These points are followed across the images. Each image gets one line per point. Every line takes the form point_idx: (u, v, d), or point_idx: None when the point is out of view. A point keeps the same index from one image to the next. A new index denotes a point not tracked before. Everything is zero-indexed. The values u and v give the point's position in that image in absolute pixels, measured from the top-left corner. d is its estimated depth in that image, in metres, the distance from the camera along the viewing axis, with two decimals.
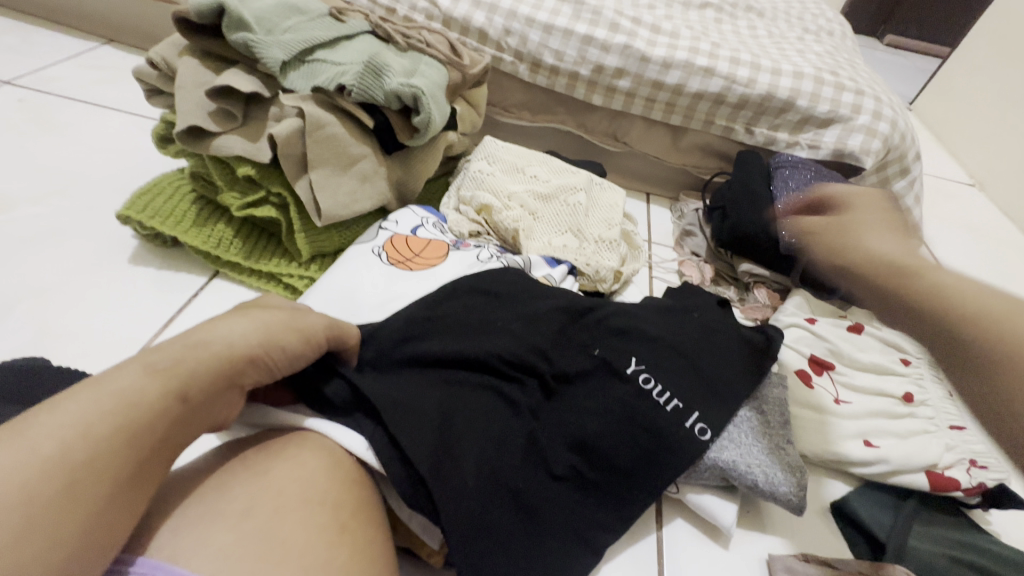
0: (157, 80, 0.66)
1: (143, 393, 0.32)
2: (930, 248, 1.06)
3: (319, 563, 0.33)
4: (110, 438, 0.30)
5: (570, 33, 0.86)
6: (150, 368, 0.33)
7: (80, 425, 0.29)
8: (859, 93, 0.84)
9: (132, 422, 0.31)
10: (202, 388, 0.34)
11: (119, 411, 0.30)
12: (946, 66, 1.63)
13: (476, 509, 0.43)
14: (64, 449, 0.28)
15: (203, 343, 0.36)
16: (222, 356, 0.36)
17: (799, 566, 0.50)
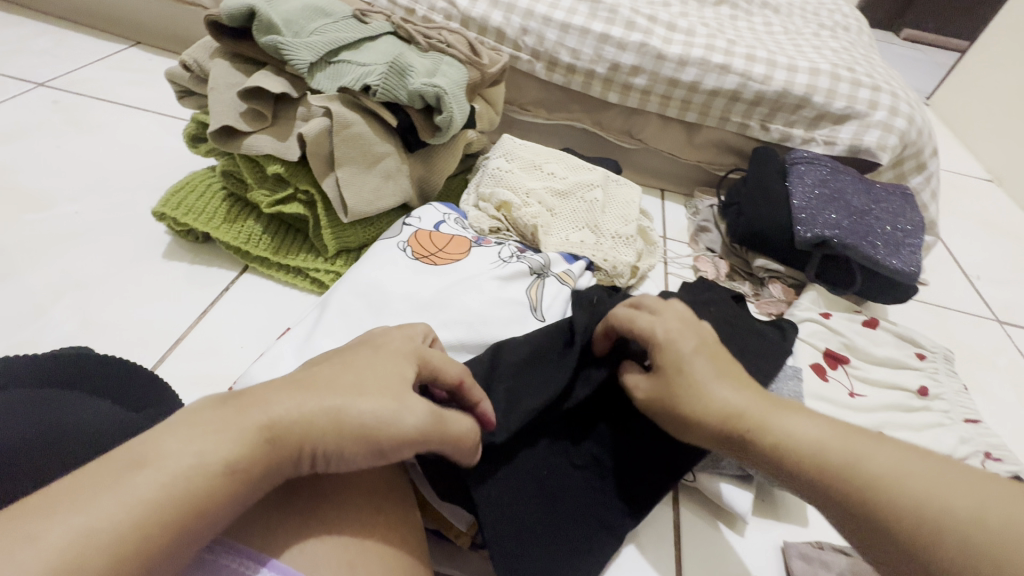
0: (189, 82, 0.68)
1: (215, 486, 0.29)
2: (945, 243, 1.06)
3: (356, 535, 0.36)
4: (178, 529, 0.27)
5: (586, 32, 0.87)
6: (231, 453, 0.29)
7: (176, 482, 0.28)
8: (875, 89, 0.84)
9: (205, 502, 0.28)
10: (272, 486, 0.31)
11: (186, 506, 0.28)
12: (963, 60, 1.61)
13: (504, 496, 0.45)
14: (158, 501, 0.27)
15: (288, 438, 0.31)
16: (308, 450, 0.31)
17: (813, 553, 0.51)
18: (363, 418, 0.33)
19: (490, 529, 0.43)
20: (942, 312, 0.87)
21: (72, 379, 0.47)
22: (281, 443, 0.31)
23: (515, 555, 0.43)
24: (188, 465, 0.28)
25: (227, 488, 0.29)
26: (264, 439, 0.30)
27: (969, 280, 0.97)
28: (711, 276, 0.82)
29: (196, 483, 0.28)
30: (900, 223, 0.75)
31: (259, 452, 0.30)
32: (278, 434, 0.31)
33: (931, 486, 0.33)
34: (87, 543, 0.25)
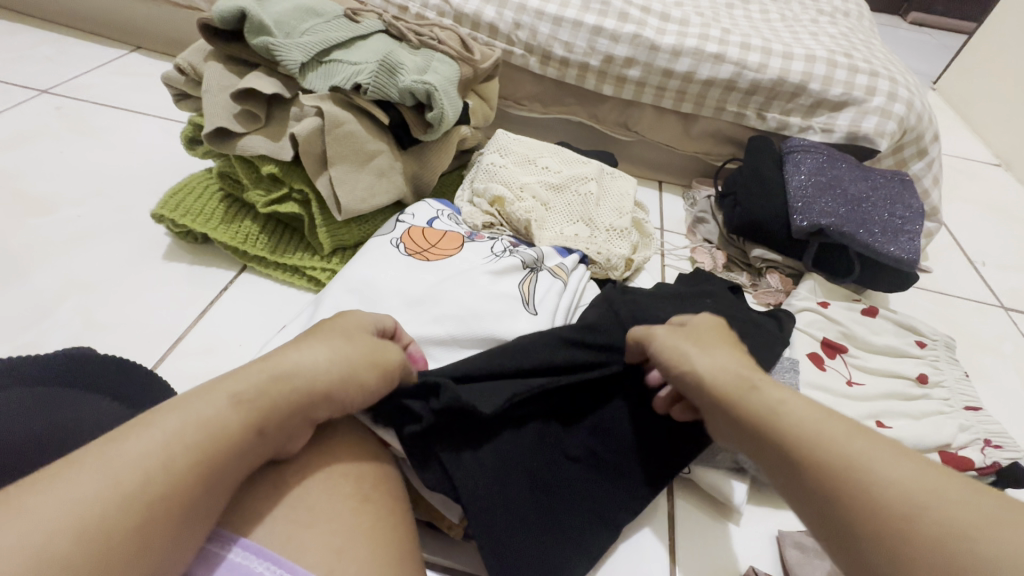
0: (185, 85, 0.69)
1: (228, 417, 0.35)
2: (950, 230, 1.04)
3: (344, 528, 0.37)
4: (203, 453, 0.34)
5: (579, 24, 0.87)
6: (236, 397, 0.36)
7: (185, 432, 0.34)
8: (873, 75, 0.83)
9: (216, 446, 0.34)
10: (278, 420, 0.37)
11: (206, 435, 0.34)
12: (971, 43, 1.58)
13: (495, 487, 0.45)
14: (171, 448, 0.33)
15: (284, 375, 0.39)
16: (297, 392, 0.38)
17: (807, 542, 0.51)
18: (338, 352, 0.41)
19: (480, 519, 0.43)
20: (945, 299, 0.86)
21: (79, 377, 0.48)
22: (270, 397, 0.37)
23: (505, 545, 0.43)
24: (205, 404, 0.35)
25: (232, 437, 0.35)
26: (262, 379, 0.38)
27: (973, 266, 0.95)
28: (708, 267, 0.81)
29: (198, 435, 0.34)
30: (899, 210, 0.74)
31: (262, 388, 0.37)
32: (274, 374, 0.38)
33: (917, 496, 0.30)
34: (126, 476, 0.31)
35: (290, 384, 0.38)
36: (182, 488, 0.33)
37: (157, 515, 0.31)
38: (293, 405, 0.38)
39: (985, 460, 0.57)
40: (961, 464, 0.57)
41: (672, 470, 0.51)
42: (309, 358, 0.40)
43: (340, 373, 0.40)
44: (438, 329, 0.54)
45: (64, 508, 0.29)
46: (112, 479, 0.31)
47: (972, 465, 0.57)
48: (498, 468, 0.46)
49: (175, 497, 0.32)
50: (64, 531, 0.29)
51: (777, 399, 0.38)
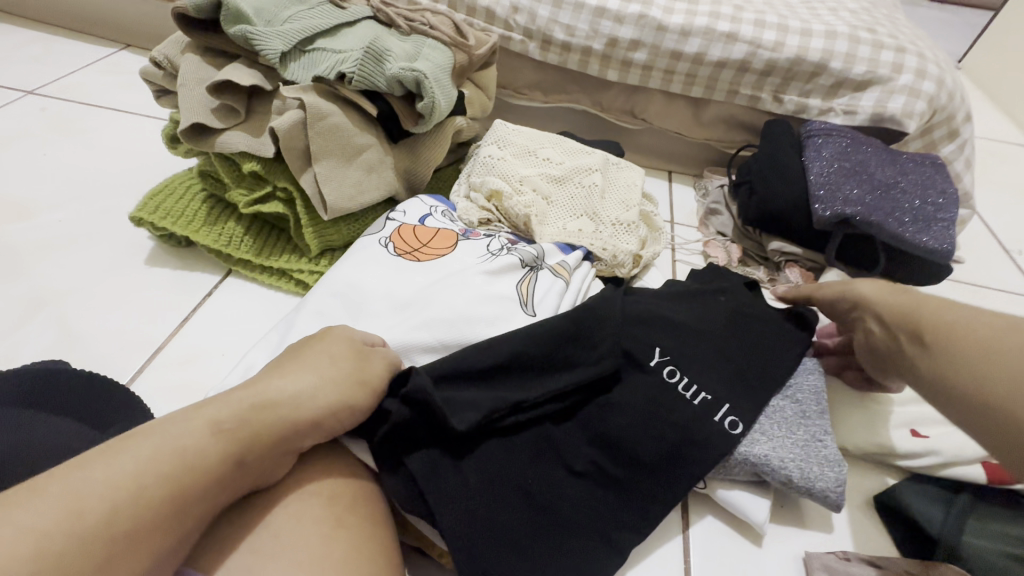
0: (162, 80, 0.65)
1: (204, 446, 0.32)
2: (981, 217, 0.98)
3: (314, 558, 0.33)
4: (173, 488, 0.30)
5: (580, 6, 0.82)
6: (216, 421, 0.33)
7: (160, 458, 0.30)
8: (900, 51, 0.77)
9: (189, 476, 0.31)
10: (259, 449, 0.34)
11: (177, 467, 0.31)
12: (999, 17, 1.49)
13: (482, 509, 0.41)
14: (142, 476, 0.29)
15: (268, 400, 0.36)
16: (281, 418, 0.36)
17: (839, 566, 0.47)
18: (327, 375, 0.39)
19: (461, 545, 0.39)
20: (979, 292, 0.80)
21: (45, 393, 0.45)
22: (250, 424, 0.34)
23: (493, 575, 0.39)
24: (177, 430, 0.32)
25: (208, 468, 0.32)
26: (244, 405, 0.35)
27: (1009, 256, 0.89)
28: (722, 262, 0.76)
29: (170, 463, 0.31)
30: (931, 196, 0.68)
31: (243, 414, 0.34)
32: (257, 400, 0.35)
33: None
34: (89, 504, 0.27)
35: (272, 411, 0.36)
36: (150, 523, 0.29)
37: (112, 559, 0.27)
38: (275, 433, 0.35)
39: None
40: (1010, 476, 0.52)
41: (687, 488, 0.46)
42: (296, 381, 0.37)
43: (328, 399, 0.38)
44: (426, 334, 0.50)
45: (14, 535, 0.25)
46: (63, 513, 0.27)
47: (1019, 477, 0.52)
48: (483, 488, 0.42)
49: (143, 532, 0.29)
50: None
51: (961, 318, 0.39)
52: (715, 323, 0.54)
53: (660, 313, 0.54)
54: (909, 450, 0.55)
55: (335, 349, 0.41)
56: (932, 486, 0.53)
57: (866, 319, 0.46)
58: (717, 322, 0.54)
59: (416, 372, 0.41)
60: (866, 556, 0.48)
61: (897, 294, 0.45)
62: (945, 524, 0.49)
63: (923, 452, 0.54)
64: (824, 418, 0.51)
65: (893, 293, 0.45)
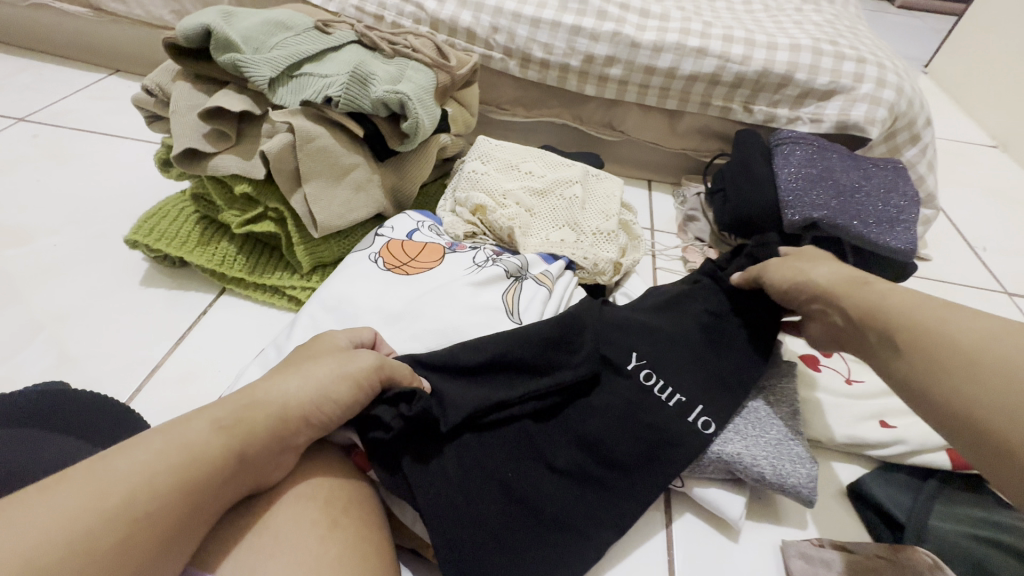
0: (155, 106, 0.67)
1: (210, 442, 0.34)
2: (947, 215, 1.02)
3: (311, 557, 0.35)
4: (184, 481, 0.32)
5: (557, 25, 0.85)
6: (214, 417, 0.35)
7: (168, 450, 0.32)
8: (860, 61, 0.81)
9: (195, 467, 0.32)
10: (257, 445, 0.36)
11: (184, 462, 0.32)
12: (962, 23, 1.55)
13: (460, 500, 0.43)
14: (151, 467, 0.31)
15: (264, 401, 0.37)
16: (272, 414, 0.37)
17: (813, 552, 0.49)
18: (316, 372, 0.39)
19: (440, 534, 0.41)
20: (946, 288, 0.84)
21: (44, 415, 0.46)
22: (245, 421, 0.36)
23: (471, 562, 0.41)
24: (183, 430, 0.33)
25: (210, 463, 0.33)
26: (244, 405, 0.36)
27: (974, 253, 0.93)
28: (700, 266, 0.79)
29: (176, 454, 0.32)
30: (893, 199, 0.72)
31: (242, 414, 0.36)
32: (255, 403, 0.37)
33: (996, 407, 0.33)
34: (103, 495, 0.29)
35: (260, 408, 0.37)
36: (159, 513, 0.30)
37: (127, 547, 0.29)
38: (267, 429, 0.36)
39: None
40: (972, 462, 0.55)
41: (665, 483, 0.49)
42: (292, 383, 0.38)
43: (312, 396, 0.39)
44: (416, 345, 0.53)
45: (41, 519, 0.27)
46: (87, 502, 0.28)
47: None
48: (463, 480, 0.44)
49: (153, 519, 0.30)
50: (26, 564, 0.25)
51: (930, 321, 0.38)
52: (689, 326, 0.57)
53: (638, 319, 0.56)
54: (879, 440, 0.58)
55: (332, 353, 0.42)
56: (899, 473, 0.57)
57: (828, 312, 0.47)
58: (691, 326, 0.57)
59: (421, 392, 0.43)
60: (839, 542, 0.50)
61: (863, 289, 0.45)
62: (910, 508, 0.52)
63: (892, 442, 0.57)
64: (795, 420, 0.54)
65: (855, 287, 0.45)
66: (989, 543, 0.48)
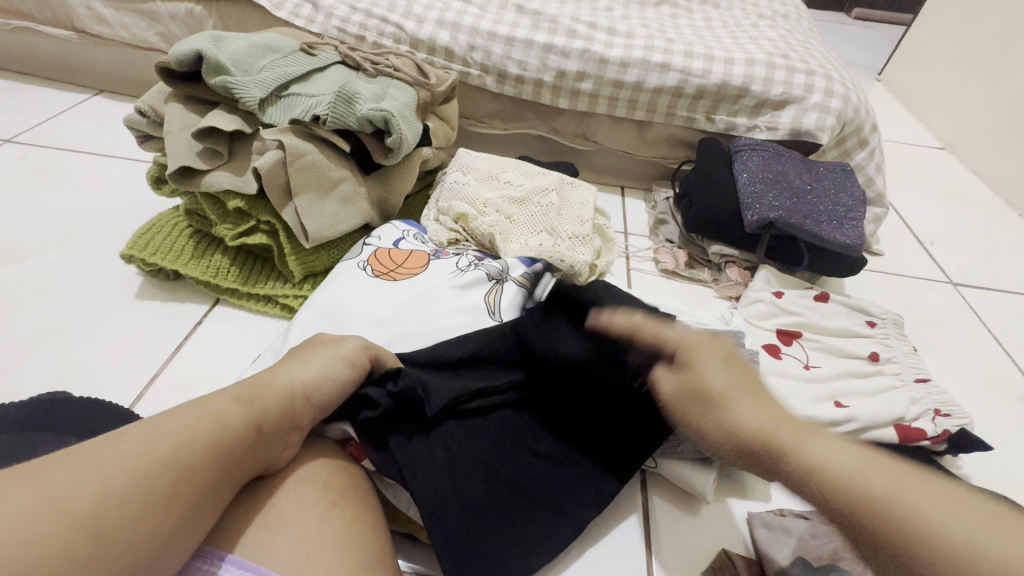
0: (147, 127, 0.70)
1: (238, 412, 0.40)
2: (899, 213, 1.09)
3: (312, 532, 0.38)
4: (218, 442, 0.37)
5: (530, 43, 0.91)
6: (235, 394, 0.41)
7: (202, 417, 0.38)
8: (810, 73, 0.88)
9: (224, 432, 0.38)
10: (272, 418, 0.41)
11: (215, 426, 0.38)
12: (910, 34, 1.66)
13: (446, 480, 0.47)
14: (190, 430, 0.36)
15: (274, 383, 0.43)
16: (284, 392, 0.43)
17: (774, 520, 0.54)
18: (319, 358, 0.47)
19: (429, 512, 0.45)
20: (897, 280, 0.91)
21: (53, 420, 0.49)
22: (260, 397, 0.42)
23: (456, 535, 0.45)
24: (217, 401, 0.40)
25: (236, 430, 0.39)
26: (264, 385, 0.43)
27: (923, 247, 1.00)
28: (670, 266, 0.84)
29: (207, 422, 0.38)
30: (841, 199, 0.78)
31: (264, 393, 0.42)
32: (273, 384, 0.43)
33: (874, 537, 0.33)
34: (152, 450, 0.34)
35: (271, 388, 0.43)
36: (196, 468, 0.35)
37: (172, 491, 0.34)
38: (278, 405, 0.42)
39: (936, 428, 0.61)
40: (917, 434, 0.61)
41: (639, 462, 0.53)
42: (306, 368, 0.45)
43: (313, 377, 0.45)
44: (405, 345, 0.57)
45: (104, 464, 0.32)
46: (138, 452, 0.34)
47: (924, 435, 0.60)
48: (448, 463, 0.48)
49: (192, 472, 0.35)
50: (99, 495, 0.31)
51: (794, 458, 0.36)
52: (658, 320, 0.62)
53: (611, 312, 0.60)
54: (833, 419, 0.63)
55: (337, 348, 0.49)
56: None
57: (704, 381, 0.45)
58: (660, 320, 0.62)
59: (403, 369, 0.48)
60: (798, 512, 0.55)
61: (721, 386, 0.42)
62: None
63: (844, 419, 0.63)
64: None
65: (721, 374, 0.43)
66: None
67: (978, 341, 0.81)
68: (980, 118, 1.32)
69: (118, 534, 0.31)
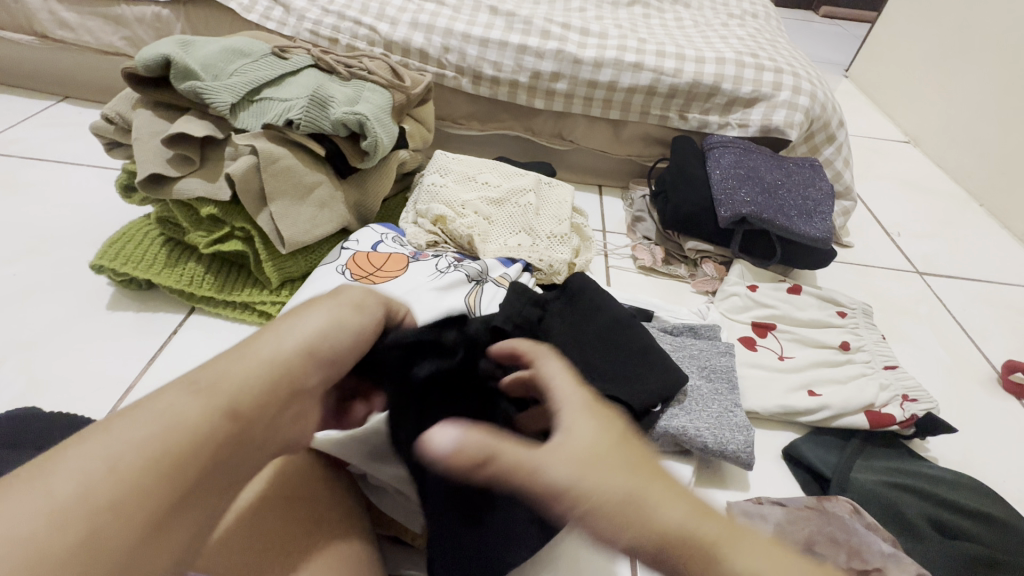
0: (114, 133, 0.69)
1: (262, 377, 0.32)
2: (867, 206, 1.12)
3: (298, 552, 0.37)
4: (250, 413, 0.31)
5: (504, 44, 0.91)
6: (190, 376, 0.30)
7: (158, 424, 0.27)
8: (778, 71, 0.90)
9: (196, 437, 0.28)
10: (259, 398, 0.31)
11: (175, 430, 0.27)
12: (874, 31, 1.71)
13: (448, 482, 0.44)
14: (138, 450, 0.26)
15: (260, 352, 0.33)
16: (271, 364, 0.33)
17: (753, 508, 0.55)
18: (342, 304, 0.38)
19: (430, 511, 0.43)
20: (866, 271, 0.93)
21: (21, 436, 0.48)
22: (230, 373, 0.31)
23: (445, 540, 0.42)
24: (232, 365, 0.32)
25: (205, 430, 0.28)
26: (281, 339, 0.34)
27: (890, 238, 1.03)
28: (648, 263, 0.86)
29: (153, 432, 0.27)
30: (810, 193, 0.81)
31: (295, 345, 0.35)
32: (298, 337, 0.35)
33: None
34: (89, 489, 0.24)
35: (248, 357, 0.32)
36: (159, 494, 0.26)
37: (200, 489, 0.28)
38: (261, 379, 0.32)
39: (904, 414, 0.63)
40: (886, 420, 0.63)
41: None
42: (323, 317, 0.37)
43: (307, 336, 0.35)
44: None
45: (15, 529, 0.22)
46: (74, 491, 0.24)
47: (893, 420, 0.63)
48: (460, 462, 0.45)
49: (153, 505, 0.26)
50: (28, 564, 0.22)
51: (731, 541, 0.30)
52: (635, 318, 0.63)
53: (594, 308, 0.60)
54: (807, 407, 0.65)
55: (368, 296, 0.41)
56: (826, 435, 0.64)
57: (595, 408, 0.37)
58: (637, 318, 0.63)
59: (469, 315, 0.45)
60: (775, 499, 0.57)
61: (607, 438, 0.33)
62: (837, 465, 0.59)
63: (818, 408, 0.64)
64: (733, 394, 0.61)
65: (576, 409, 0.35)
66: (898, 487, 0.56)
67: (943, 328, 0.84)
68: (942, 112, 1.37)
69: (158, 546, 0.26)
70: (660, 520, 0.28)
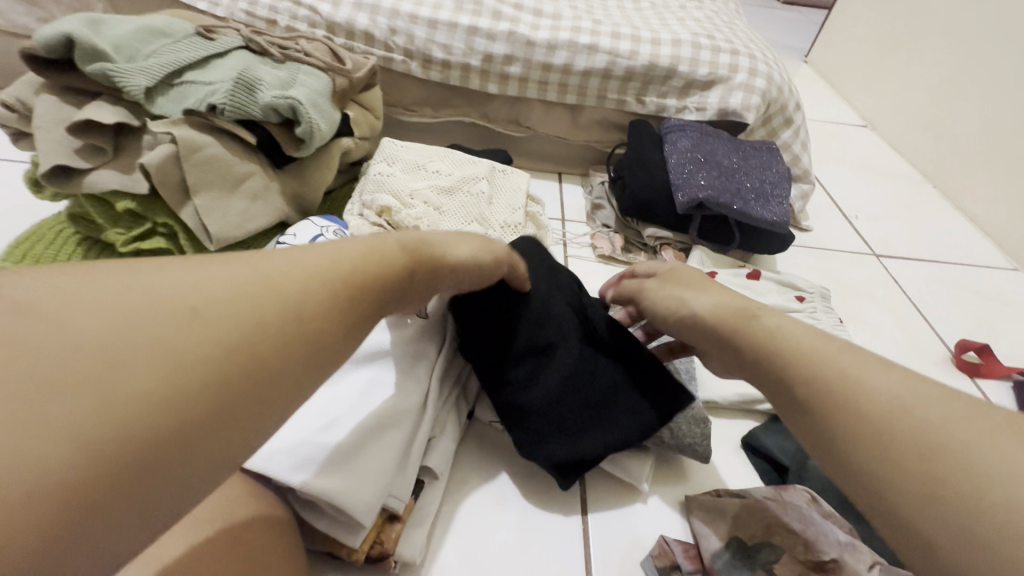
0: (17, 122, 0.62)
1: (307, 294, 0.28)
2: (826, 189, 1.13)
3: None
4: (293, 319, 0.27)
5: (454, 25, 0.87)
6: (294, 263, 0.29)
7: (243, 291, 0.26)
8: (734, 53, 0.88)
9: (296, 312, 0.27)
10: (359, 293, 0.31)
11: (269, 311, 0.26)
12: (832, 17, 1.72)
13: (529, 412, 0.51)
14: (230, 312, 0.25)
15: (343, 251, 0.32)
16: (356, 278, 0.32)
17: (711, 501, 0.53)
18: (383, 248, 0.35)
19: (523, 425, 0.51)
20: (824, 254, 0.93)
21: None
22: (325, 265, 0.30)
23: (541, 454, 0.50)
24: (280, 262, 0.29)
25: (310, 313, 0.28)
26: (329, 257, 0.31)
27: (848, 221, 1.03)
28: (607, 251, 0.83)
29: (244, 313, 0.25)
30: (768, 177, 0.79)
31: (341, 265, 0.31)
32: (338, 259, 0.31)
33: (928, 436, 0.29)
34: (181, 354, 0.23)
35: (332, 252, 0.31)
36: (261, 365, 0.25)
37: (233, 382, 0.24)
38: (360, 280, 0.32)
39: None
40: None
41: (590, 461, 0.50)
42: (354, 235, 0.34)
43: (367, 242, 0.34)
44: None
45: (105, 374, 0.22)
46: (152, 364, 0.23)
47: None
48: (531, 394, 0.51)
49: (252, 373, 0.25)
50: (106, 435, 0.21)
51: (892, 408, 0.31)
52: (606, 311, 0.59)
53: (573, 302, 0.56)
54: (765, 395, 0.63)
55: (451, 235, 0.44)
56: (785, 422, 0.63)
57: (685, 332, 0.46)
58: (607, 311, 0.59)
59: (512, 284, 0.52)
60: (734, 490, 0.55)
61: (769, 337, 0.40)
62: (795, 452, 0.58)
63: None
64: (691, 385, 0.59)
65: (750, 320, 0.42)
66: None
67: (899, 309, 0.84)
68: (897, 96, 1.38)
69: (182, 467, 0.22)
70: (870, 393, 0.32)
